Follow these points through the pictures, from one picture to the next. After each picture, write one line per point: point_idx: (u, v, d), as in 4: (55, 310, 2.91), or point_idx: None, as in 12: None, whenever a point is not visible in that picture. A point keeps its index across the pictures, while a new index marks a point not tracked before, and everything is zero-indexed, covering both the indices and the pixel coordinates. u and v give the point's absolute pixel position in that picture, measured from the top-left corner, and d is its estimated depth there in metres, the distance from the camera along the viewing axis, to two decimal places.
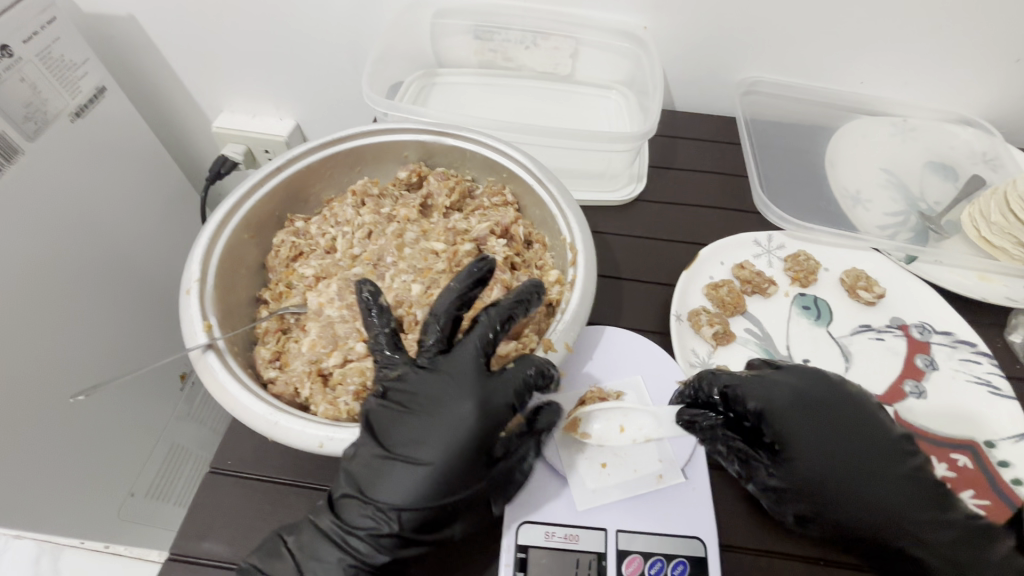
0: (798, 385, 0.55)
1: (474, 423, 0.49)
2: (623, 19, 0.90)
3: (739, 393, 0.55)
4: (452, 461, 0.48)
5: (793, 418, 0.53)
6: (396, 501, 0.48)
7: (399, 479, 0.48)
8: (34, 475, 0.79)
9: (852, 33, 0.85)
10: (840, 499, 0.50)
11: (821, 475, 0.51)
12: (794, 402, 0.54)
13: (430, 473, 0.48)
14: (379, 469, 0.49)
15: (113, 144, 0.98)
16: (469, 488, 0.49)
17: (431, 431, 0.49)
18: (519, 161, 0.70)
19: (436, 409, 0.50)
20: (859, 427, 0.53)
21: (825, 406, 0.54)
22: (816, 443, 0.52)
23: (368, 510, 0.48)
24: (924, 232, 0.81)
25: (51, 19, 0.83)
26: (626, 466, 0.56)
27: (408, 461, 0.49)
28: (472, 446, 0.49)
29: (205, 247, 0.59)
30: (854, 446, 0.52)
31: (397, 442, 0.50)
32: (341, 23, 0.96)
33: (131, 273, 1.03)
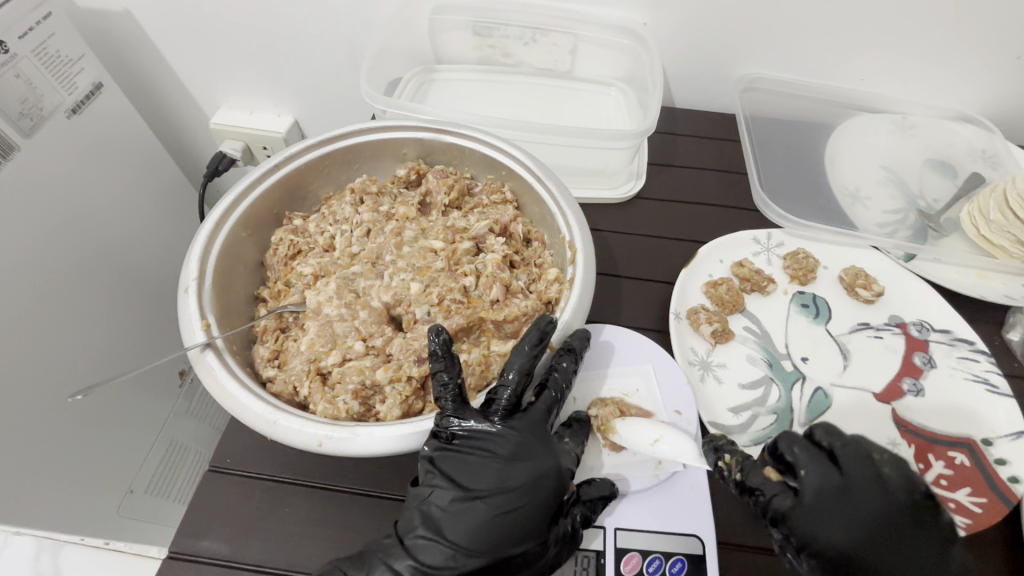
0: (855, 510, 0.48)
1: (554, 479, 0.52)
2: (621, 15, 0.89)
3: (792, 515, 0.49)
4: (531, 516, 0.51)
5: (841, 540, 0.48)
6: (473, 540, 0.50)
7: (477, 525, 0.50)
8: (32, 472, 0.79)
9: (851, 29, 0.85)
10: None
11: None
12: (851, 539, 0.48)
13: (506, 525, 0.50)
14: (458, 513, 0.50)
15: (106, 137, 0.97)
16: (539, 545, 0.50)
17: (511, 481, 0.51)
18: (518, 159, 0.70)
19: (516, 465, 0.52)
20: (913, 551, 0.48)
21: (885, 540, 0.48)
22: (864, 562, 0.48)
23: (441, 550, 0.49)
24: (923, 230, 0.81)
25: (46, 14, 0.82)
26: (626, 451, 0.58)
27: (485, 503, 0.51)
28: (551, 501, 0.51)
29: (203, 246, 0.59)
30: (911, 566, 0.47)
31: (478, 485, 0.52)
32: (338, 19, 0.96)
33: (119, 261, 1.00)
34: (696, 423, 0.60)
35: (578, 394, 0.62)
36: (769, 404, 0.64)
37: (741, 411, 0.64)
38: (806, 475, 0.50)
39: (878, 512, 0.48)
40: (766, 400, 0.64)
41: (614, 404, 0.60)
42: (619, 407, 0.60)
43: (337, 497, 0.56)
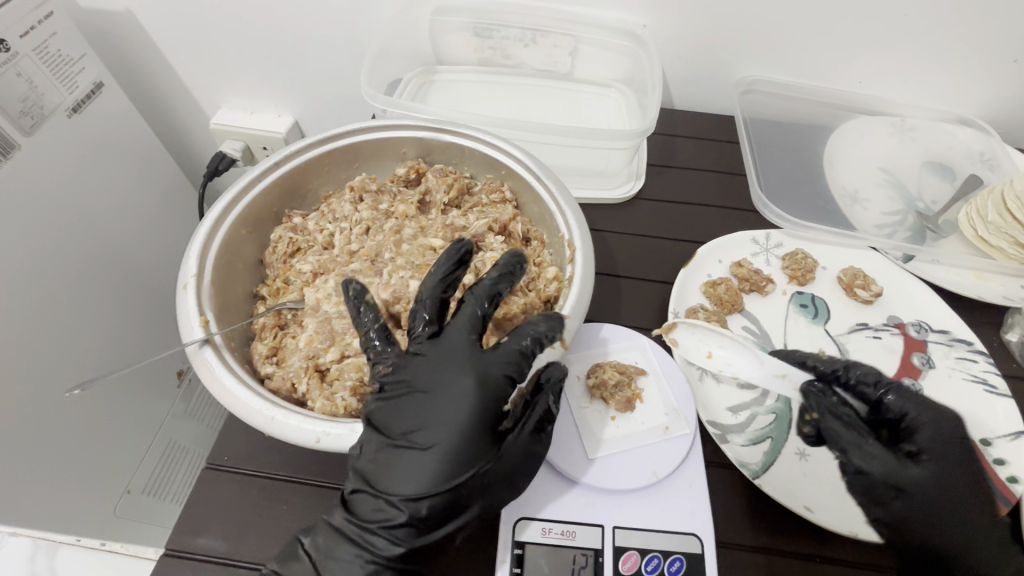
0: (947, 418, 0.58)
1: (473, 402, 0.50)
2: (622, 16, 0.90)
3: (898, 400, 0.58)
4: (460, 446, 0.49)
5: (931, 433, 0.56)
6: (403, 487, 0.48)
7: (406, 468, 0.48)
8: (28, 468, 0.79)
9: (849, 33, 0.86)
10: (927, 505, 0.53)
11: (931, 489, 0.54)
12: (936, 439, 0.56)
13: (442, 459, 0.48)
14: (384, 464, 0.49)
15: (110, 139, 0.98)
16: (478, 470, 0.49)
17: (433, 416, 0.50)
18: (517, 157, 0.70)
19: (437, 395, 0.51)
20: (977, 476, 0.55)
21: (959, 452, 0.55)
22: (944, 462, 0.55)
23: (380, 500, 0.49)
24: (922, 231, 0.81)
25: (48, 13, 0.83)
26: (633, 418, 0.57)
27: (417, 446, 0.49)
28: (474, 428, 0.50)
29: (203, 242, 0.59)
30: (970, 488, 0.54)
31: (404, 429, 0.50)
32: (339, 19, 0.96)
33: (121, 264, 1.01)
34: (694, 422, 0.57)
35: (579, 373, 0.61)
36: (768, 404, 0.62)
37: (740, 410, 0.62)
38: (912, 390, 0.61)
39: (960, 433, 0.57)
40: (765, 400, 0.63)
41: (614, 368, 0.60)
42: (618, 370, 0.60)
43: (334, 495, 0.55)
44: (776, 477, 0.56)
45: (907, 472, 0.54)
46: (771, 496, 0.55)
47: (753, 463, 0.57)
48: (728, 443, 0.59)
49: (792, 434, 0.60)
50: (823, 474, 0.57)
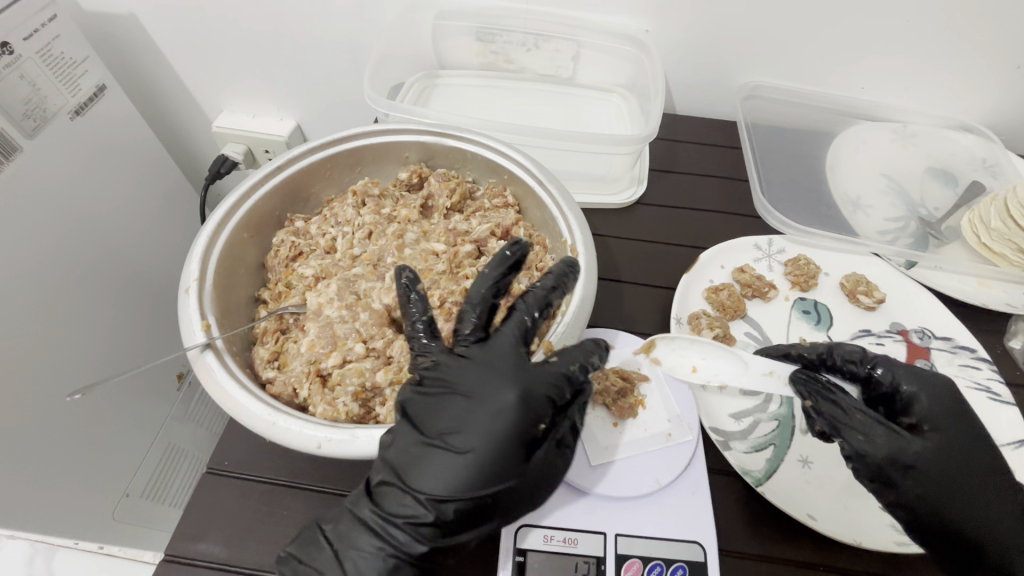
0: (940, 384, 0.55)
1: (515, 409, 0.48)
2: (623, 21, 0.90)
3: (889, 372, 0.56)
4: (495, 454, 0.47)
5: (928, 404, 0.54)
6: (433, 486, 0.46)
7: (439, 468, 0.47)
8: (25, 472, 0.78)
9: (852, 39, 0.86)
10: (942, 483, 0.50)
11: (941, 461, 0.51)
12: (936, 408, 0.54)
13: (474, 465, 0.47)
14: (417, 459, 0.48)
15: (112, 142, 0.98)
16: (510, 479, 0.47)
17: (472, 420, 0.48)
18: (519, 163, 0.70)
19: (476, 399, 0.49)
20: (981, 442, 0.53)
21: (962, 421, 0.53)
22: (943, 433, 0.52)
23: (406, 498, 0.47)
24: (924, 237, 0.81)
25: (52, 16, 0.83)
26: (635, 424, 0.57)
27: (451, 447, 0.48)
28: (515, 435, 0.48)
29: (205, 246, 0.59)
30: (979, 460, 0.52)
31: (441, 428, 0.49)
32: (342, 24, 0.96)
33: (123, 267, 1.01)
34: (697, 428, 0.57)
35: None
36: (770, 410, 0.62)
37: (743, 416, 0.61)
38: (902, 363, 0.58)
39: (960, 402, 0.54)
40: (767, 407, 0.62)
41: (618, 375, 0.60)
42: (621, 376, 0.60)
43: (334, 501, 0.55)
44: (779, 485, 0.56)
45: (915, 449, 0.51)
46: (775, 504, 0.54)
47: (756, 471, 0.57)
48: (731, 450, 0.58)
49: (795, 441, 0.59)
50: (827, 481, 0.57)
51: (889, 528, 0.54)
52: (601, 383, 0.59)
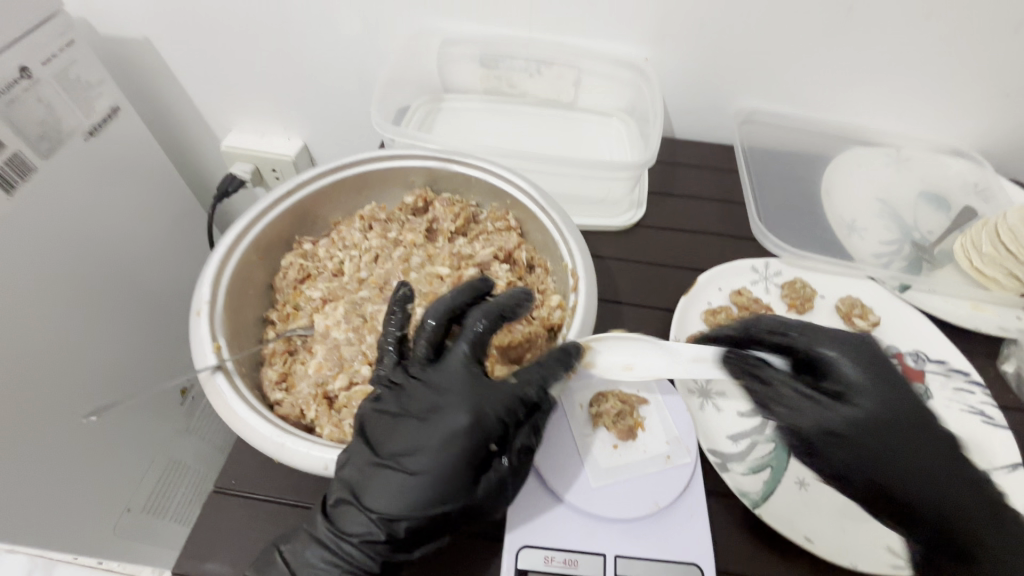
0: (857, 341, 0.59)
1: (467, 433, 0.49)
2: (623, 48, 0.92)
3: (809, 337, 0.59)
4: (444, 473, 0.48)
5: (849, 365, 0.57)
6: (385, 507, 0.47)
7: (391, 488, 0.48)
8: (28, 489, 0.79)
9: (845, 67, 0.88)
10: (874, 448, 0.54)
11: (864, 426, 0.55)
12: (859, 372, 0.57)
13: (425, 484, 0.48)
14: (371, 479, 0.49)
15: (126, 163, 1.01)
16: (460, 500, 0.48)
17: (424, 440, 0.49)
18: (522, 188, 0.72)
19: (428, 419, 0.50)
20: (907, 394, 0.56)
21: (885, 382, 0.56)
22: (870, 391, 0.56)
23: (361, 517, 0.48)
24: (918, 261, 0.83)
25: (68, 42, 0.86)
26: (635, 447, 0.58)
27: (402, 467, 0.48)
28: (466, 458, 0.49)
29: (216, 269, 0.61)
30: (903, 419, 0.55)
31: (393, 448, 0.50)
32: (350, 49, 0.99)
33: (133, 284, 1.03)
34: (695, 451, 0.58)
35: (583, 401, 0.62)
36: (767, 432, 0.63)
37: (740, 438, 0.62)
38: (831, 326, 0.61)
39: (880, 360, 0.58)
40: (765, 429, 0.63)
41: (616, 398, 0.62)
42: (620, 399, 0.62)
43: None
44: (776, 507, 0.56)
45: (835, 417, 0.56)
46: (772, 526, 0.55)
47: (752, 493, 0.57)
48: (728, 472, 0.59)
49: (791, 463, 0.60)
50: (824, 502, 0.58)
51: (885, 550, 0.55)
52: (602, 406, 0.61)
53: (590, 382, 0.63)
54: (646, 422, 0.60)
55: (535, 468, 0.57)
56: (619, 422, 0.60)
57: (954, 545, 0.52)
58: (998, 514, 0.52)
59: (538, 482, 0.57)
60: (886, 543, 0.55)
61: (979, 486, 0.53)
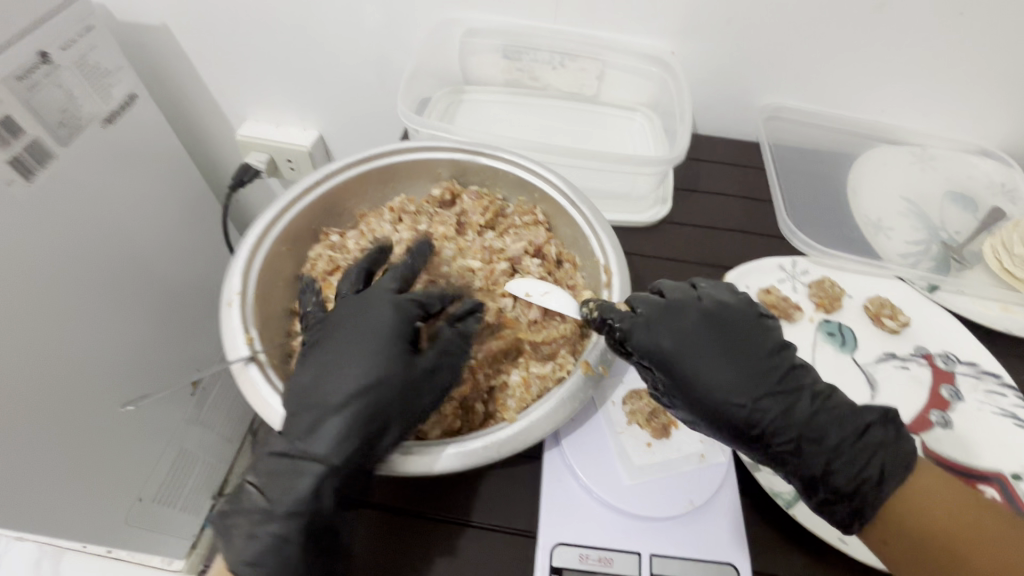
0: (673, 311, 0.55)
1: (393, 321, 0.55)
2: (650, 42, 0.91)
3: (625, 330, 0.54)
4: (377, 352, 0.53)
5: (682, 351, 0.52)
6: (336, 393, 0.51)
7: (339, 375, 0.52)
8: (41, 480, 0.79)
9: (875, 65, 0.87)
10: (716, 415, 0.52)
11: (725, 397, 0.51)
12: (704, 339, 0.53)
13: (365, 371, 0.52)
14: (320, 378, 0.52)
15: (141, 151, 1.00)
16: (398, 376, 0.52)
17: (355, 332, 0.54)
18: (551, 181, 0.71)
19: (357, 323, 0.55)
20: (765, 355, 0.54)
21: (728, 346, 0.53)
22: (723, 368, 0.52)
23: (313, 414, 0.50)
24: (946, 260, 0.82)
25: (88, 27, 0.85)
26: (668, 446, 0.58)
27: (341, 368, 0.52)
28: (393, 339, 0.54)
29: (246, 261, 0.60)
30: (757, 380, 0.52)
31: (326, 353, 0.54)
32: (370, 39, 0.98)
33: (147, 274, 1.02)
34: (729, 450, 0.57)
35: (617, 398, 0.62)
36: None
37: None
38: (641, 296, 0.57)
39: (737, 325, 0.55)
40: None
41: (650, 396, 0.61)
42: (654, 397, 0.61)
43: None
44: (810, 507, 0.56)
45: (704, 390, 0.52)
46: (806, 527, 0.54)
47: (786, 493, 0.57)
48: (761, 471, 0.58)
49: None
50: None
51: None
52: (634, 405, 0.60)
53: (621, 380, 0.63)
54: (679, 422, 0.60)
55: (568, 463, 0.57)
56: (651, 419, 0.59)
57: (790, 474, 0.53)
58: (861, 449, 0.51)
59: (571, 477, 0.56)
60: None
61: (814, 435, 0.52)
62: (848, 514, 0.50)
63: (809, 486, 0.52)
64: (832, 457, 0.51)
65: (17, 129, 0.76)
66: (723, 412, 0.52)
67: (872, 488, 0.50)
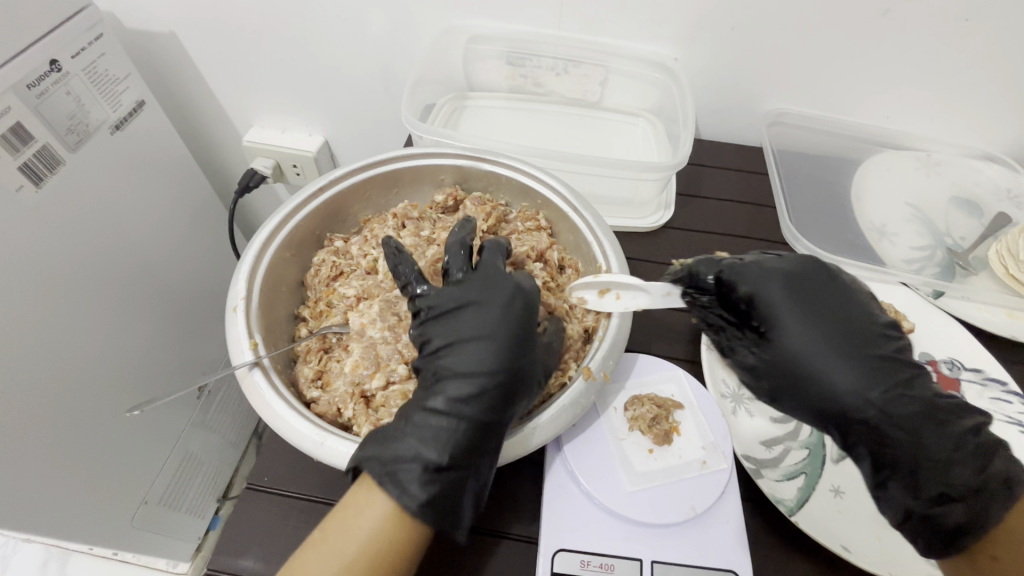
0: (792, 263, 0.56)
1: (523, 300, 0.54)
2: (653, 49, 0.92)
3: (732, 275, 0.55)
4: (512, 328, 0.52)
5: (783, 298, 0.53)
6: (478, 367, 0.51)
7: (480, 352, 0.51)
8: (47, 484, 0.79)
9: (877, 71, 0.88)
10: (808, 380, 0.51)
11: (803, 355, 0.51)
12: (784, 291, 0.53)
13: (502, 347, 0.52)
14: (461, 352, 0.52)
15: (147, 156, 1.01)
16: (534, 354, 0.54)
17: (486, 313, 0.53)
18: (554, 188, 0.72)
19: (488, 300, 0.54)
20: (860, 322, 0.52)
21: (816, 302, 0.53)
22: (803, 324, 0.52)
23: (460, 383, 0.51)
24: (951, 267, 0.82)
25: (98, 35, 0.86)
26: (670, 451, 0.58)
27: (484, 337, 0.52)
28: (527, 318, 0.54)
29: (251, 265, 0.61)
30: (843, 341, 0.51)
31: (463, 330, 0.53)
32: (374, 46, 0.99)
33: (153, 279, 1.03)
34: (732, 458, 0.57)
35: (619, 404, 0.62)
36: (800, 439, 0.63)
37: (773, 444, 0.62)
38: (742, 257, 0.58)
39: (829, 289, 0.54)
40: (798, 436, 0.63)
41: (651, 402, 0.61)
42: (656, 404, 0.61)
43: None
44: (812, 514, 0.56)
45: (781, 346, 0.52)
46: (810, 535, 0.54)
47: (789, 500, 0.56)
48: (764, 478, 0.58)
49: (825, 471, 0.60)
50: (861, 510, 0.57)
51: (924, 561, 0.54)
52: (636, 411, 0.60)
53: (619, 386, 0.63)
54: (682, 429, 0.60)
55: (569, 470, 0.57)
56: (652, 424, 0.59)
57: (898, 469, 0.50)
58: (966, 452, 0.48)
59: (572, 483, 0.57)
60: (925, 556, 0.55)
61: (939, 418, 0.49)
62: (963, 519, 0.47)
63: (917, 483, 0.49)
64: (958, 445, 0.48)
65: (26, 135, 0.77)
66: (809, 374, 0.51)
67: (1000, 487, 0.46)
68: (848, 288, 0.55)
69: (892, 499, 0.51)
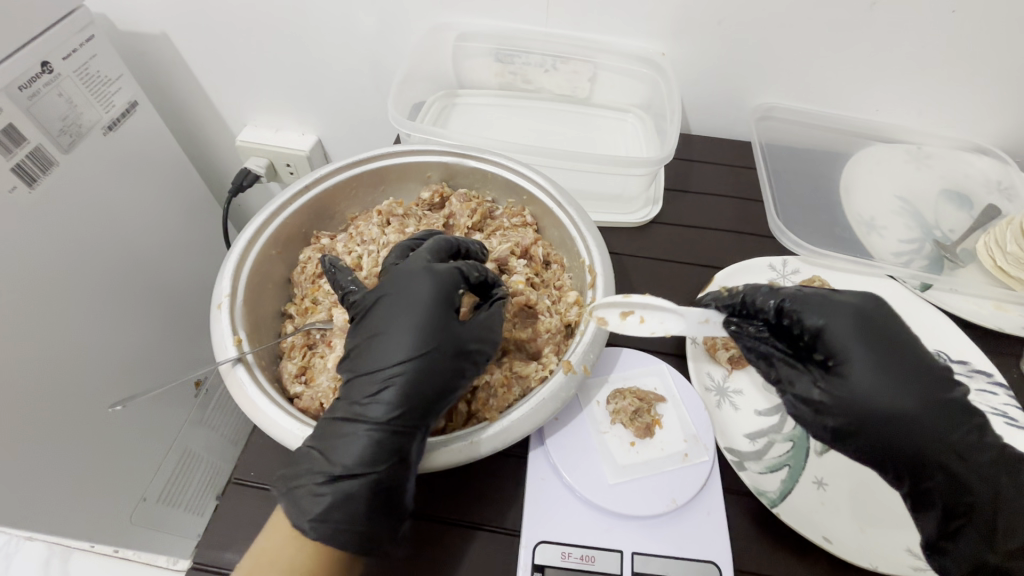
0: (861, 295, 0.53)
1: (434, 294, 0.53)
2: (641, 44, 0.92)
3: (797, 306, 0.53)
4: (418, 324, 0.52)
5: (854, 333, 0.50)
6: (383, 367, 0.51)
7: (388, 351, 0.52)
8: (45, 481, 0.80)
9: (865, 65, 0.88)
10: (880, 422, 0.49)
11: (879, 397, 0.49)
12: (855, 328, 0.51)
13: (408, 344, 0.51)
14: (372, 352, 0.52)
15: (140, 156, 1.02)
16: (450, 346, 0.52)
17: (394, 311, 0.53)
18: (539, 183, 0.72)
19: (396, 298, 0.54)
20: (931, 362, 0.51)
21: (889, 341, 0.51)
22: (876, 365, 0.50)
23: (369, 383, 0.51)
24: (940, 260, 0.82)
25: (90, 36, 0.87)
26: (652, 444, 0.58)
27: (389, 335, 0.52)
28: (437, 311, 0.53)
29: (236, 263, 0.62)
30: (917, 383, 0.49)
31: (374, 330, 0.53)
32: (364, 44, 0.99)
33: (148, 279, 1.03)
34: (713, 449, 0.58)
35: (601, 398, 0.62)
36: (786, 431, 0.63)
37: (758, 437, 0.62)
38: (801, 286, 0.56)
39: (896, 324, 0.52)
40: (782, 428, 0.63)
41: (633, 395, 0.61)
42: (638, 397, 0.61)
43: None
44: (794, 505, 0.56)
45: (851, 386, 0.50)
46: (791, 526, 0.54)
47: (771, 491, 0.57)
48: (746, 470, 0.59)
49: (809, 462, 0.60)
50: (843, 501, 0.57)
51: (906, 552, 0.54)
52: (618, 404, 0.61)
53: (601, 380, 0.64)
54: (663, 422, 0.60)
55: (551, 464, 0.58)
56: (634, 418, 0.60)
57: (973, 517, 0.49)
58: None
59: (555, 476, 0.57)
60: (907, 547, 0.55)
61: (1016, 472, 0.49)
62: None
63: (995, 535, 0.49)
64: None
65: (19, 136, 0.78)
66: (881, 417, 0.49)
67: None
68: (908, 322, 0.53)
69: (965, 549, 0.50)
